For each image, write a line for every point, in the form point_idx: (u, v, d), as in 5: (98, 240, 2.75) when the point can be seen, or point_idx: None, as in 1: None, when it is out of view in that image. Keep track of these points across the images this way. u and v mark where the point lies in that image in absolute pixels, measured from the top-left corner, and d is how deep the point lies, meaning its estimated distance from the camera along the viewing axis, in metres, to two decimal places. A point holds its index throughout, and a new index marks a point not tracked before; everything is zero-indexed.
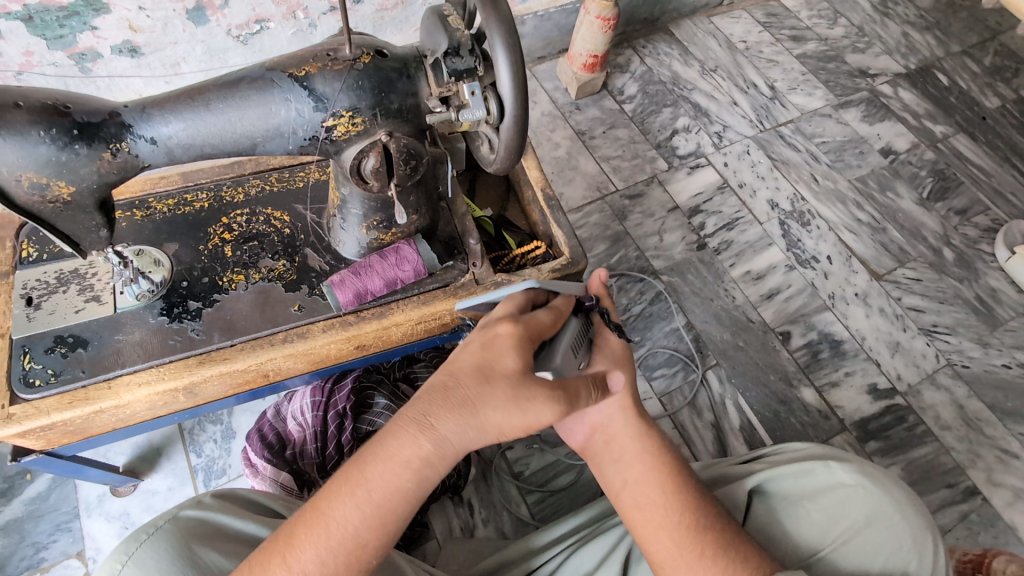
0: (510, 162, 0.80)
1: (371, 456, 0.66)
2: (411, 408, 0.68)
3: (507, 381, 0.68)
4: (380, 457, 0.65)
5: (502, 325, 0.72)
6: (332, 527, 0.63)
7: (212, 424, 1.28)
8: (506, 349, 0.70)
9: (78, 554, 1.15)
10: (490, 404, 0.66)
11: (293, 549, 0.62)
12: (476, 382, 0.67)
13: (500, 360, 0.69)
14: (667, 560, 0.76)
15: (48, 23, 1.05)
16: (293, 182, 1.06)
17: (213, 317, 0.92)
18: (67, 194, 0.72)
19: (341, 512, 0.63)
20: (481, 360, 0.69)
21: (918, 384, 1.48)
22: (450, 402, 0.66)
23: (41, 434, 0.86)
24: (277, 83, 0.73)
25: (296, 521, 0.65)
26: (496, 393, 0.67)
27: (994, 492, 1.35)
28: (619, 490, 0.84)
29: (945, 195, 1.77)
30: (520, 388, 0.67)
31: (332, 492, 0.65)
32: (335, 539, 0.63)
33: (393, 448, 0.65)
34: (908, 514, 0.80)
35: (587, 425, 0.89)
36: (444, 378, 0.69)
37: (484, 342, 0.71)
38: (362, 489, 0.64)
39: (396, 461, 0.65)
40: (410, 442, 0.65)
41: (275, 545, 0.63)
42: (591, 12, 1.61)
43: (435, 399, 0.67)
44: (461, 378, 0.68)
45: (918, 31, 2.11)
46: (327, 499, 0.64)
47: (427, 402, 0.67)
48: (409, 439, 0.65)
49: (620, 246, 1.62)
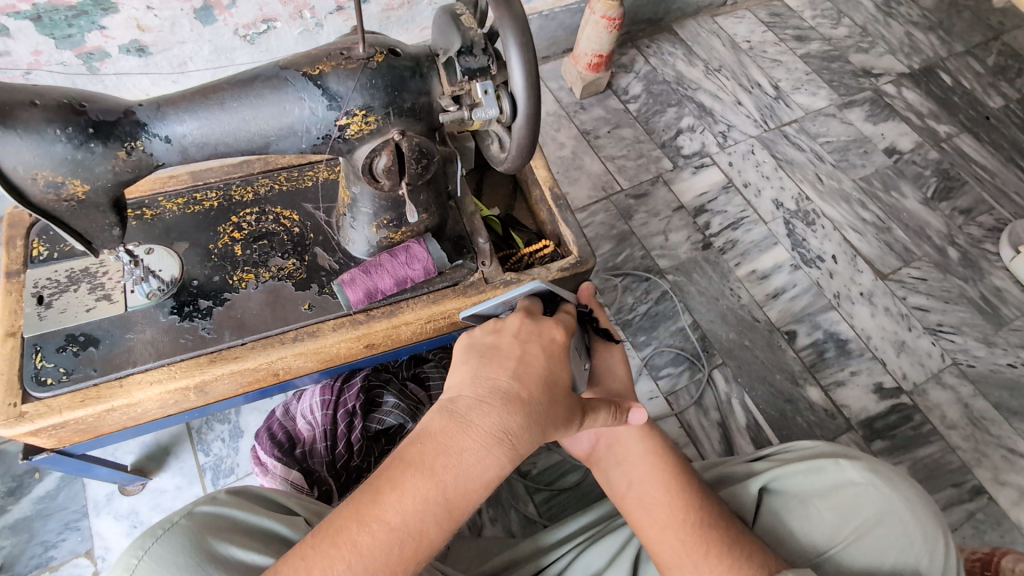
0: (521, 162, 0.80)
1: (441, 463, 0.61)
2: (486, 420, 0.64)
3: (566, 399, 0.70)
4: (456, 468, 0.62)
5: (554, 334, 0.75)
6: (404, 536, 0.60)
7: (220, 423, 1.28)
8: (562, 365, 0.72)
9: (88, 552, 1.15)
10: (555, 424, 0.68)
11: (354, 556, 0.58)
12: (547, 401, 0.67)
13: (559, 373, 0.71)
14: (673, 561, 0.75)
15: (56, 22, 1.06)
16: (302, 181, 1.06)
17: (223, 316, 0.92)
18: (82, 192, 0.72)
19: (415, 522, 0.60)
20: (547, 374, 0.69)
21: (924, 383, 1.48)
22: (529, 422, 0.65)
23: (53, 433, 0.86)
24: (291, 82, 0.73)
25: (345, 525, 0.60)
26: (560, 412, 0.68)
27: (999, 491, 1.35)
28: (624, 491, 0.85)
29: (949, 194, 1.77)
30: (574, 406, 0.71)
31: (400, 501, 0.60)
32: (409, 548, 0.60)
33: (473, 463, 0.62)
34: (918, 513, 0.80)
35: (593, 433, 0.91)
36: (517, 389, 0.66)
37: (542, 351, 0.72)
38: (440, 502, 0.61)
39: (476, 476, 0.63)
40: (492, 460, 0.63)
41: (331, 551, 0.58)
42: (596, 12, 1.61)
43: (515, 416, 0.65)
44: (536, 395, 0.67)
45: (922, 31, 2.11)
46: (395, 508, 0.60)
47: (508, 418, 0.64)
48: (491, 457, 0.63)
49: (626, 246, 1.63)
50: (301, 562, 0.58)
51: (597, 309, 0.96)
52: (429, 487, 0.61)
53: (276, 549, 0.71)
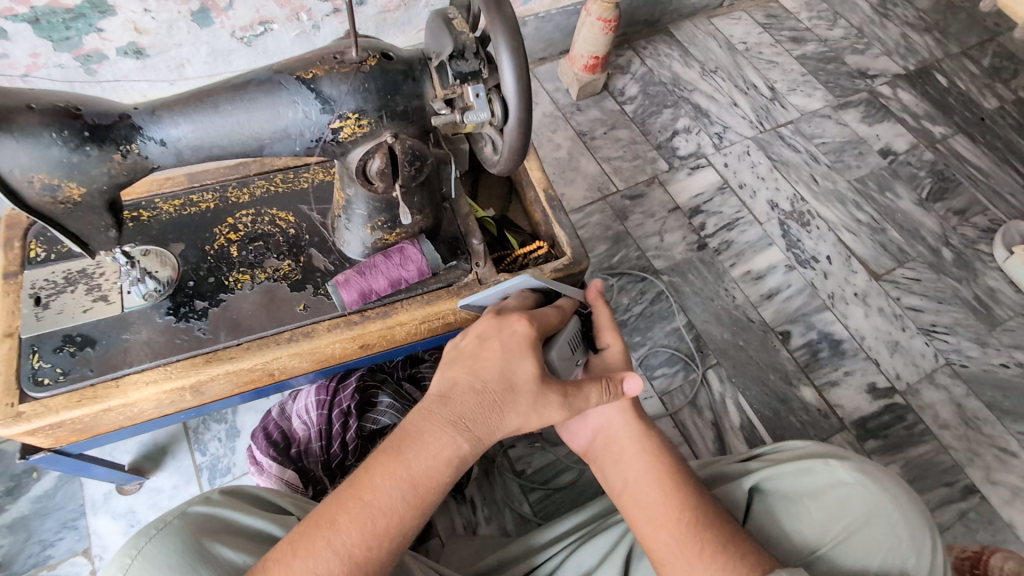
0: (513, 163, 0.80)
1: (407, 447, 0.67)
2: (447, 409, 0.70)
3: (526, 387, 0.72)
4: (420, 450, 0.67)
5: (518, 323, 0.77)
6: (377, 515, 0.64)
7: (217, 423, 1.29)
8: (523, 355, 0.74)
9: (85, 551, 1.16)
10: (515, 411, 0.72)
11: (333, 536, 0.62)
12: (502, 388, 0.71)
13: (518, 363, 0.73)
14: (667, 558, 0.77)
15: (54, 25, 1.06)
16: (298, 183, 1.07)
17: (219, 317, 0.93)
18: (78, 195, 0.73)
19: (386, 502, 0.64)
20: (504, 365, 0.73)
21: (917, 383, 1.49)
22: (484, 409, 0.71)
23: (50, 432, 0.87)
24: (284, 86, 0.74)
25: (327, 510, 0.64)
26: (518, 399, 0.72)
27: (991, 490, 1.36)
28: (621, 490, 0.85)
29: (944, 195, 1.78)
30: (541, 394, 0.72)
31: (373, 482, 0.65)
32: (381, 526, 0.63)
33: (434, 445, 0.68)
34: (906, 512, 0.81)
35: (590, 429, 0.91)
36: (474, 379, 0.72)
37: (503, 343, 0.74)
38: (406, 482, 0.66)
39: (438, 456, 0.68)
40: (452, 442, 0.68)
41: (313, 532, 0.62)
42: (592, 13, 1.62)
43: (469, 403, 0.71)
44: (491, 383, 0.72)
45: (918, 32, 2.12)
46: (369, 489, 0.65)
47: (464, 405, 0.70)
48: (452, 439, 0.68)
49: (621, 246, 1.63)
50: (286, 545, 0.61)
51: (601, 302, 0.93)
52: (396, 468, 0.66)
53: (268, 549, 0.72)
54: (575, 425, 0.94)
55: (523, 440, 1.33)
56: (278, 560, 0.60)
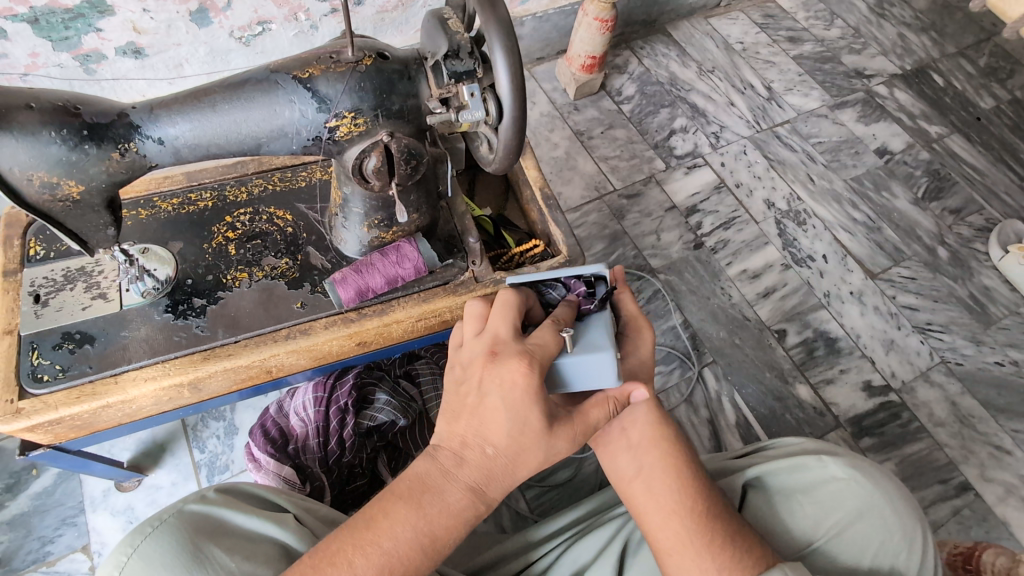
0: (509, 162, 0.81)
1: (426, 497, 0.68)
2: (462, 469, 0.69)
3: (532, 445, 0.68)
4: (437, 502, 0.68)
5: (521, 375, 0.68)
6: (394, 562, 0.65)
7: (216, 420, 1.30)
8: (529, 413, 0.67)
9: (84, 548, 1.17)
10: (529, 465, 0.69)
11: None
12: (510, 449, 0.68)
13: (522, 421, 0.68)
14: (676, 549, 0.73)
15: (53, 24, 1.07)
16: (295, 182, 1.08)
17: (217, 314, 0.93)
18: (76, 193, 0.74)
19: (403, 551, 0.65)
20: (510, 427, 0.68)
21: (912, 381, 1.50)
22: (497, 471, 0.69)
23: (49, 429, 0.87)
24: (281, 85, 0.75)
25: (339, 548, 0.64)
26: (528, 460, 0.69)
27: (986, 488, 1.37)
28: (631, 475, 0.81)
29: (940, 194, 1.79)
30: (549, 450, 0.69)
31: (388, 529, 0.66)
32: (397, 571, 0.65)
33: (452, 500, 0.68)
34: (898, 508, 0.82)
35: None
36: (484, 440, 0.69)
37: (506, 400, 0.68)
38: (424, 535, 0.67)
39: (456, 512, 0.68)
40: (471, 501, 0.69)
41: (325, 568, 0.63)
42: (589, 13, 1.63)
43: (483, 463, 0.69)
44: (501, 448, 0.69)
45: (914, 32, 2.13)
46: (385, 536, 0.65)
47: (480, 469, 0.69)
48: (468, 497, 0.69)
49: (618, 245, 1.64)
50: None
51: (624, 287, 0.91)
52: (413, 518, 0.67)
53: (263, 549, 0.72)
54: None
55: None
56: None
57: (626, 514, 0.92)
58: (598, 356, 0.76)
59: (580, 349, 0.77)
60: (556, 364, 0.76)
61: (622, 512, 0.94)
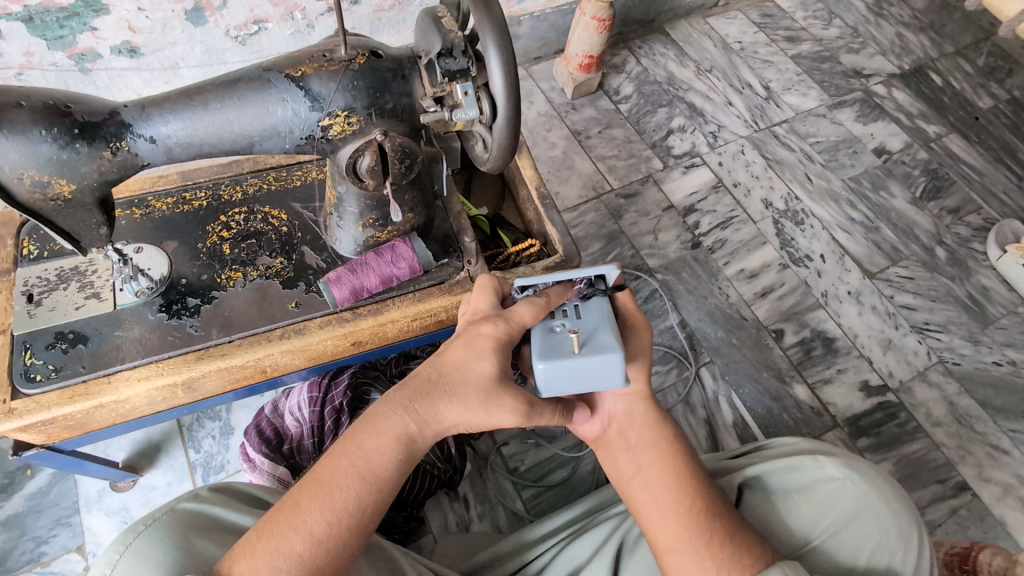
0: (503, 161, 0.81)
1: (364, 428, 0.68)
2: (400, 394, 0.70)
3: (476, 383, 0.69)
4: (372, 432, 0.67)
5: (487, 326, 0.72)
6: (336, 493, 0.64)
7: (211, 420, 1.29)
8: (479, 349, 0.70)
9: (79, 548, 1.17)
10: (466, 397, 0.69)
11: (295, 517, 0.63)
12: (452, 377, 0.69)
13: (476, 361, 0.70)
14: (673, 548, 0.73)
15: (48, 23, 1.06)
16: (290, 181, 1.07)
17: (212, 314, 0.93)
18: (68, 192, 0.74)
19: (344, 481, 0.65)
20: (460, 357, 0.70)
21: (909, 381, 1.50)
22: (433, 393, 0.69)
23: (42, 429, 0.87)
24: (273, 84, 0.74)
25: (290, 494, 0.65)
26: (466, 391, 0.69)
27: (983, 488, 1.37)
28: (630, 476, 0.80)
29: (938, 194, 1.78)
30: (490, 391, 0.69)
31: (330, 465, 0.66)
32: (341, 503, 0.64)
33: (388, 427, 0.67)
34: (895, 509, 0.82)
35: (603, 412, 0.84)
36: (431, 367, 0.71)
37: (466, 341, 0.71)
38: (363, 463, 0.66)
39: (390, 438, 0.67)
40: (402, 422, 0.68)
41: (275, 514, 0.63)
42: (587, 12, 1.62)
43: (422, 389, 0.69)
44: (442, 374, 0.70)
45: (913, 32, 2.12)
46: (326, 471, 0.65)
47: (417, 393, 0.69)
48: (402, 421, 0.68)
49: (615, 245, 1.64)
50: (250, 532, 0.63)
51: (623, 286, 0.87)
52: (352, 449, 0.66)
53: None
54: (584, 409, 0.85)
55: (516, 437, 1.33)
56: (243, 545, 0.62)
57: (622, 515, 0.92)
58: (607, 356, 0.72)
59: (589, 349, 0.73)
60: (559, 365, 0.71)
61: (618, 512, 0.94)
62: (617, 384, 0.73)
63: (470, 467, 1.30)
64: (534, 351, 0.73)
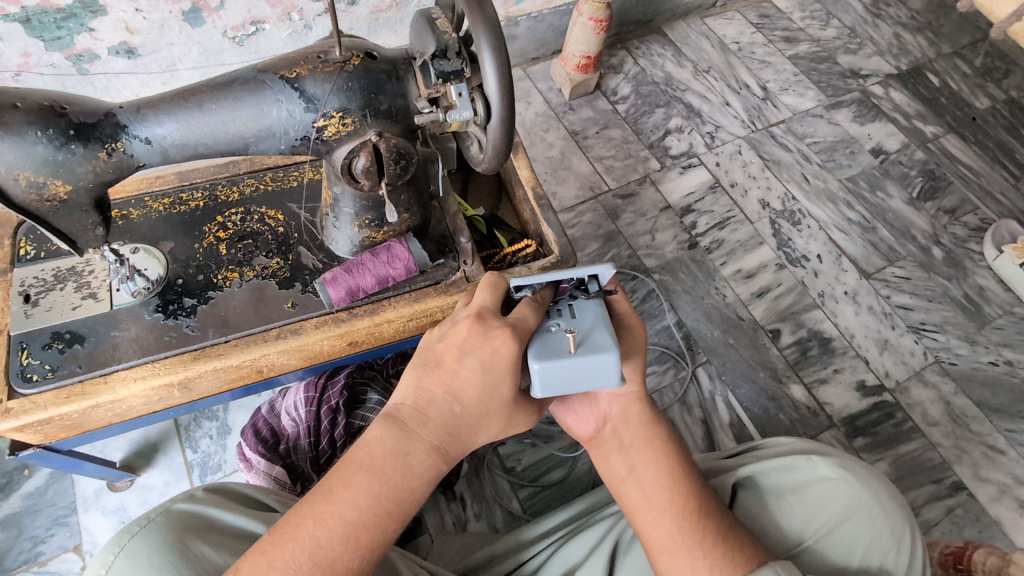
0: (498, 162, 0.81)
1: (386, 461, 0.67)
2: (426, 428, 0.69)
3: (501, 413, 0.72)
4: (399, 467, 0.66)
5: (501, 341, 0.70)
6: (361, 528, 0.64)
7: (209, 420, 1.30)
8: (504, 381, 0.70)
9: (76, 548, 1.17)
10: (488, 427, 0.72)
11: (318, 550, 0.62)
12: (478, 411, 0.70)
13: (496, 388, 0.70)
14: (666, 547, 0.73)
15: (45, 24, 1.07)
16: (287, 182, 1.08)
17: (208, 314, 0.93)
18: (64, 192, 0.74)
19: (368, 515, 0.64)
20: (484, 389, 0.70)
21: (906, 381, 1.50)
22: (461, 427, 0.70)
23: (38, 429, 0.87)
24: (268, 85, 0.75)
25: (304, 524, 0.63)
26: (491, 424, 0.72)
27: (979, 488, 1.37)
28: (624, 476, 0.79)
29: (935, 194, 1.79)
30: (511, 417, 0.73)
31: (353, 499, 0.64)
32: (365, 537, 0.64)
33: (413, 461, 0.67)
34: (887, 508, 0.82)
35: (598, 412, 0.85)
36: (453, 398, 0.70)
37: (484, 365, 0.70)
38: (388, 497, 0.66)
39: (419, 474, 0.67)
40: (432, 458, 0.68)
41: (292, 547, 0.61)
42: (584, 13, 1.62)
43: (445, 419, 0.69)
44: (469, 406, 0.70)
45: (910, 32, 2.13)
46: (350, 507, 0.64)
47: (440, 424, 0.69)
48: (431, 457, 0.68)
49: (612, 245, 1.64)
50: (262, 557, 0.61)
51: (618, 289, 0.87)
52: (375, 483, 0.65)
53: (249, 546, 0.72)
54: (580, 408, 0.86)
55: (513, 437, 1.34)
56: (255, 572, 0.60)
57: (616, 515, 0.92)
58: (604, 355, 0.73)
59: (584, 348, 0.74)
60: (554, 366, 0.72)
61: (613, 512, 0.94)
62: (613, 383, 0.74)
63: (467, 467, 1.31)
64: (531, 352, 0.74)
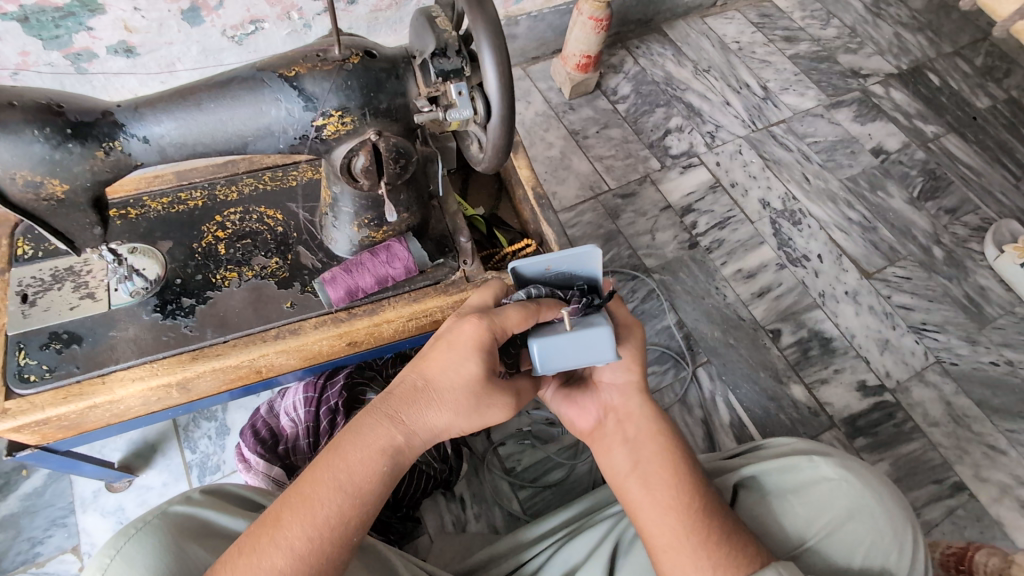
0: (498, 161, 0.80)
1: (346, 441, 0.68)
2: (386, 404, 0.70)
3: (466, 390, 0.70)
4: (355, 442, 0.68)
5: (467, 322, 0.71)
6: (318, 506, 0.64)
7: (207, 421, 1.29)
8: (468, 355, 0.70)
9: (74, 549, 1.16)
10: (452, 402, 0.70)
11: (277, 532, 0.62)
12: (438, 384, 0.70)
13: (461, 365, 0.70)
14: (669, 545, 0.72)
15: (43, 23, 1.06)
16: (285, 181, 1.07)
17: (207, 314, 0.93)
18: (61, 191, 0.73)
19: (326, 495, 0.65)
20: (447, 363, 0.70)
21: (907, 381, 1.50)
22: (419, 400, 0.70)
23: (35, 430, 0.87)
24: (267, 83, 0.74)
25: (272, 509, 0.65)
26: (457, 398, 0.70)
27: (980, 488, 1.37)
28: (627, 470, 0.79)
29: (935, 194, 1.78)
30: (478, 397, 0.70)
31: (311, 479, 0.66)
32: (323, 516, 0.64)
33: (373, 438, 0.68)
34: (889, 508, 0.82)
35: (597, 404, 0.85)
36: (419, 374, 0.71)
37: (450, 341, 0.71)
38: (345, 475, 0.66)
39: (374, 450, 0.67)
40: (387, 432, 0.69)
41: (255, 531, 0.63)
42: (584, 12, 1.62)
43: (407, 397, 0.70)
44: (432, 382, 0.71)
45: (910, 31, 2.12)
46: (307, 484, 0.65)
47: (401, 398, 0.70)
48: (389, 430, 0.69)
49: (613, 245, 1.64)
50: (232, 547, 0.62)
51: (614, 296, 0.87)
52: (334, 462, 0.66)
53: None
54: (581, 399, 0.86)
55: (513, 438, 1.33)
56: (225, 562, 0.61)
57: (616, 516, 0.92)
58: (598, 329, 0.73)
59: (581, 326, 0.74)
60: (551, 343, 0.72)
61: (613, 513, 0.93)
62: (611, 357, 0.73)
63: (467, 467, 1.30)
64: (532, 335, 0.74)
